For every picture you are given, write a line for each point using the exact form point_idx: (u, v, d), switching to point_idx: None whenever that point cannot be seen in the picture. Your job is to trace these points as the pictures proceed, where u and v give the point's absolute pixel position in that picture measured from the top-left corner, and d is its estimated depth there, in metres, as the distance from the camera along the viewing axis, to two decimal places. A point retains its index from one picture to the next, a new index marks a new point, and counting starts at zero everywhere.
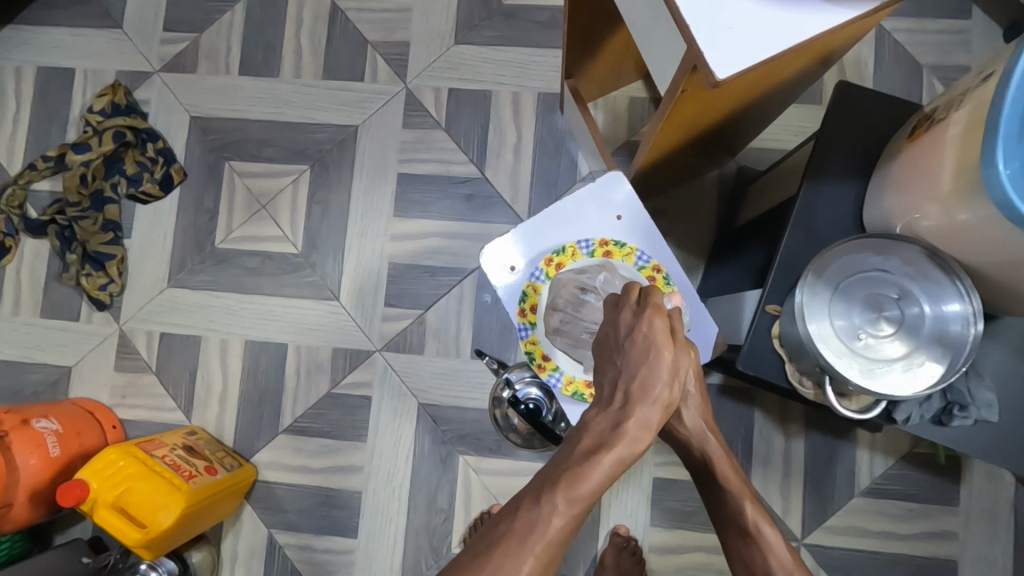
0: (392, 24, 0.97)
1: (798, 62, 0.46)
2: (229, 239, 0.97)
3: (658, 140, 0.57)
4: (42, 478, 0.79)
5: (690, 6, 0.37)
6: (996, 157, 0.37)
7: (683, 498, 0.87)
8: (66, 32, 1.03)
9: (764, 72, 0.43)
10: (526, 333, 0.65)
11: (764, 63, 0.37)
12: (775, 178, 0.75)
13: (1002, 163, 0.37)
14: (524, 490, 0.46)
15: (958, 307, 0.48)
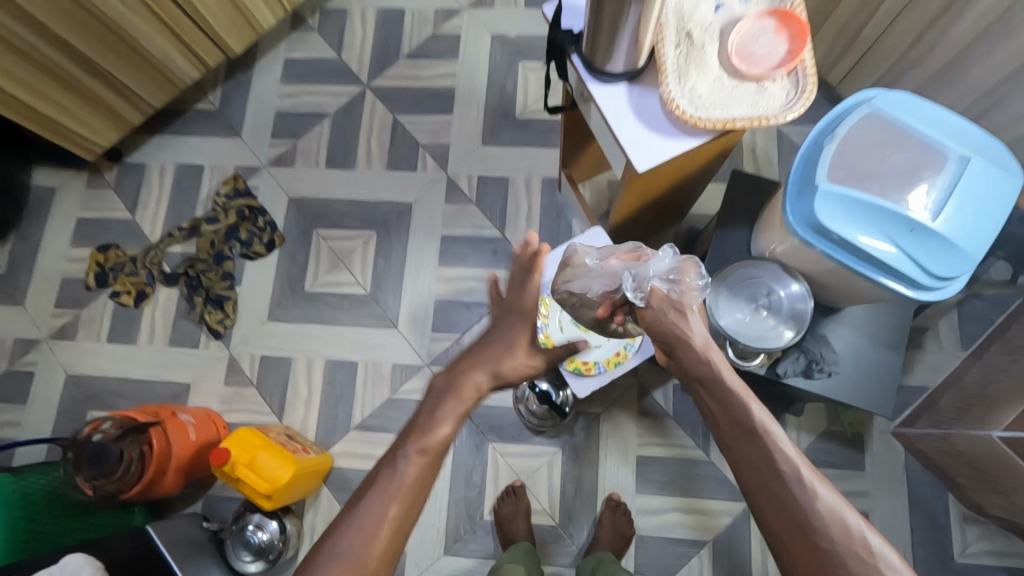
0: (438, 132, 1.37)
1: (701, 155, 0.80)
2: (316, 284, 1.30)
3: (626, 199, 0.90)
4: (183, 456, 1.08)
5: (622, 132, 0.69)
6: (787, 210, 0.72)
7: (661, 470, 1.15)
8: (197, 138, 1.42)
9: (678, 162, 0.77)
10: (542, 330, 0.95)
11: (661, 162, 0.68)
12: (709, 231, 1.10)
13: (790, 213, 0.72)
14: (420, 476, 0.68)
15: (798, 289, 0.81)
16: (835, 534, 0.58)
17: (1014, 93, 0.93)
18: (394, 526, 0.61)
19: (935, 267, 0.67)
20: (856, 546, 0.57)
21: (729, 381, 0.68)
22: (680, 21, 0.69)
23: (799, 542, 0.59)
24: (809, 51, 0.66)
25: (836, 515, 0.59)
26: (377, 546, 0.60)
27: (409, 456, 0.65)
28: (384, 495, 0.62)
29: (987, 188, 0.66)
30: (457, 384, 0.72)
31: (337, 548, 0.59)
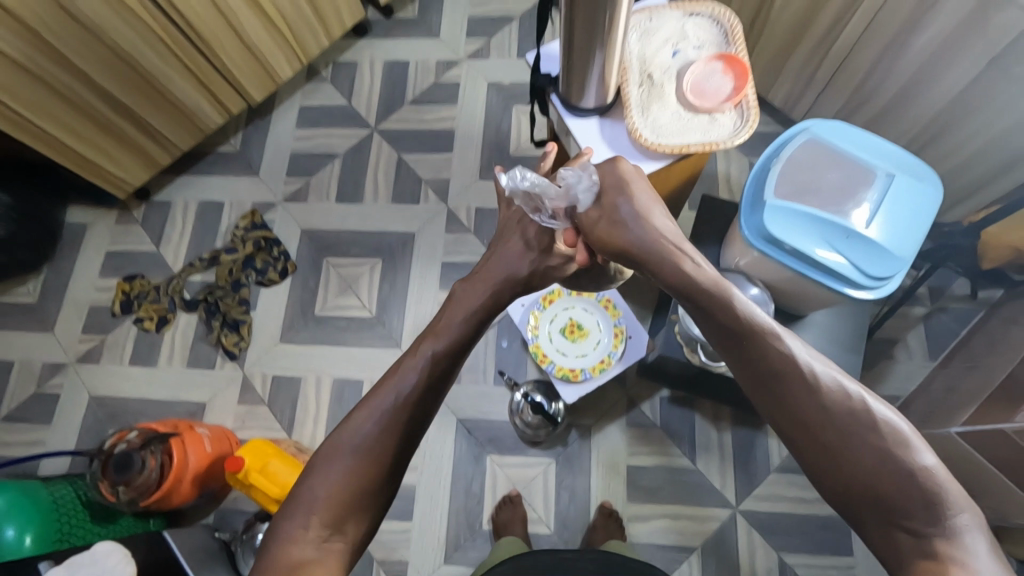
0: (439, 168, 1.49)
1: (671, 178, 0.91)
2: (326, 308, 1.40)
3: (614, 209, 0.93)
4: (200, 467, 1.14)
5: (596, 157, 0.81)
6: (742, 226, 0.82)
7: (650, 478, 1.21)
8: (219, 177, 1.55)
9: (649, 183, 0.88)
10: (532, 341, 1.05)
11: None
12: None
13: (745, 228, 0.82)
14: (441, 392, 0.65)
15: (758, 293, 0.88)
16: (849, 419, 0.54)
17: (948, 127, 1.04)
18: (408, 425, 0.60)
19: (872, 269, 0.76)
20: (870, 426, 0.53)
21: (708, 279, 0.63)
22: (642, 65, 0.82)
23: (817, 428, 0.54)
24: (751, 87, 0.78)
25: (843, 399, 0.55)
26: (389, 441, 0.59)
27: (422, 363, 0.63)
28: (397, 394, 0.61)
29: (911, 202, 0.76)
30: (471, 296, 0.70)
31: (356, 439, 0.58)
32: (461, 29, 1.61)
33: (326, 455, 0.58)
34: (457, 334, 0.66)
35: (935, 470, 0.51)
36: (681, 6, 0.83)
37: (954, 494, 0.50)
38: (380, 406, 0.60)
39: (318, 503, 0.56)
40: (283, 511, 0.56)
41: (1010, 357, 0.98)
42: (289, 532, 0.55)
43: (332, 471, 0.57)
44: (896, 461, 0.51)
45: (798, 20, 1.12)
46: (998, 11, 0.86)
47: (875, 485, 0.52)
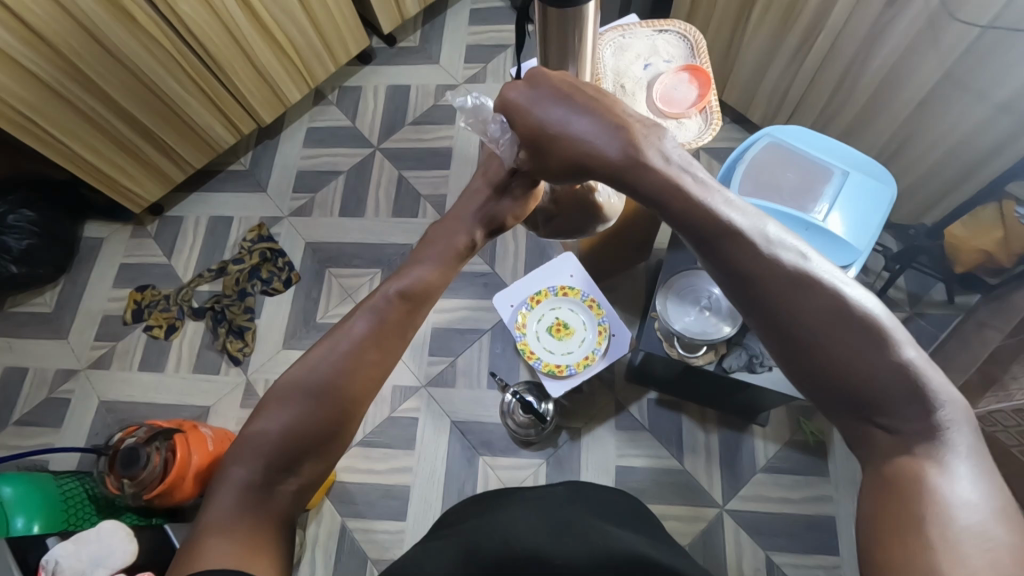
0: (437, 185, 1.57)
1: None
2: (327, 316, 1.46)
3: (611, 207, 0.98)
4: (202, 466, 1.16)
5: None
6: None
7: (638, 479, 1.23)
8: (229, 194, 1.63)
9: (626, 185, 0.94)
10: (520, 339, 1.11)
11: None
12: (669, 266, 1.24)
13: None
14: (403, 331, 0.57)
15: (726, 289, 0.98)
16: (825, 316, 0.41)
17: (911, 136, 1.10)
18: (371, 368, 0.53)
19: (828, 258, 0.81)
20: (852, 317, 0.41)
21: (663, 173, 0.46)
22: (616, 77, 0.89)
23: (786, 326, 0.43)
24: (714, 94, 0.85)
25: (843, 311, 0.41)
26: (353, 384, 0.52)
27: (393, 300, 0.55)
28: (360, 333, 0.53)
29: (865, 197, 0.82)
30: (446, 235, 0.61)
31: (316, 376, 0.51)
32: (458, 56, 1.71)
33: (275, 394, 0.50)
34: (431, 276, 0.58)
35: (914, 362, 0.41)
36: (651, 25, 0.91)
37: (933, 387, 0.41)
38: (340, 345, 0.52)
39: (274, 445, 0.48)
40: (231, 453, 0.49)
41: (980, 353, 1.01)
42: (239, 478, 0.47)
43: (286, 412, 0.49)
44: (878, 356, 0.41)
45: (768, 41, 1.20)
46: (946, 28, 0.93)
47: (846, 385, 0.42)
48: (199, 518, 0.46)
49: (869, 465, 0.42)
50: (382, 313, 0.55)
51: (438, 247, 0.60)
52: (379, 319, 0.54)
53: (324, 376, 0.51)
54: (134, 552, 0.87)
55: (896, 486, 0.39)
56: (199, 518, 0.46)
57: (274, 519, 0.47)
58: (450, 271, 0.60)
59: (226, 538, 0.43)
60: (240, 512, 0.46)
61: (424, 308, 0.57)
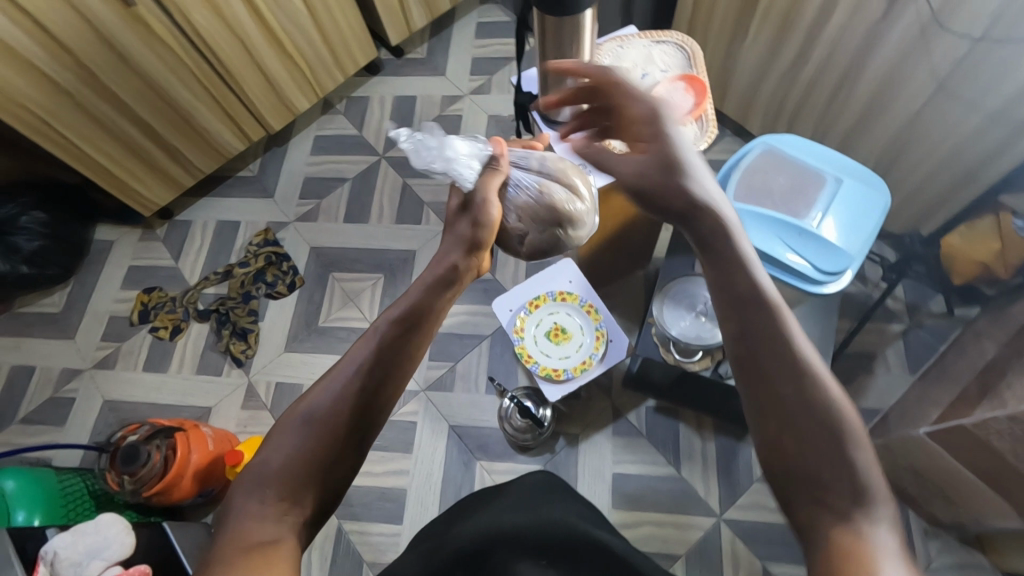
0: (440, 192, 1.60)
1: None
2: (329, 319, 1.48)
3: (605, 216, 1.01)
4: (203, 464, 1.17)
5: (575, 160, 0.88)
6: None
7: (636, 485, 1.23)
8: (236, 199, 1.66)
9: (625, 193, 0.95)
10: (518, 343, 1.13)
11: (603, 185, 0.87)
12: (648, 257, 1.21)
13: None
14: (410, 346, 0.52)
15: None
16: (811, 406, 0.43)
17: (907, 147, 1.12)
18: (376, 391, 0.49)
19: (822, 264, 0.82)
20: (830, 413, 0.43)
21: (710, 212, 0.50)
22: None
23: (767, 405, 0.44)
24: (709, 102, 0.87)
25: (820, 382, 0.44)
26: (358, 408, 0.48)
27: (393, 321, 0.52)
28: (361, 354, 0.50)
29: (857, 202, 0.84)
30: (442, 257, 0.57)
31: (319, 403, 0.47)
32: (464, 67, 1.74)
33: (278, 426, 0.47)
34: (434, 294, 0.55)
35: (870, 474, 0.42)
36: (648, 36, 0.94)
37: (882, 503, 0.41)
38: (343, 371, 0.49)
39: (282, 477, 0.45)
40: (236, 489, 0.45)
41: (976, 362, 1.01)
42: (248, 515, 0.43)
43: (289, 440, 0.46)
44: (840, 455, 0.42)
45: (766, 53, 1.22)
46: (937, 40, 0.95)
47: (801, 458, 0.43)
48: (205, 562, 0.42)
49: (814, 552, 0.40)
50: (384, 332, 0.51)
51: (436, 269, 0.56)
52: (382, 339, 0.50)
53: (328, 402, 0.47)
54: (130, 544, 0.91)
55: (844, 557, 0.38)
56: (205, 562, 0.42)
57: (288, 547, 0.43)
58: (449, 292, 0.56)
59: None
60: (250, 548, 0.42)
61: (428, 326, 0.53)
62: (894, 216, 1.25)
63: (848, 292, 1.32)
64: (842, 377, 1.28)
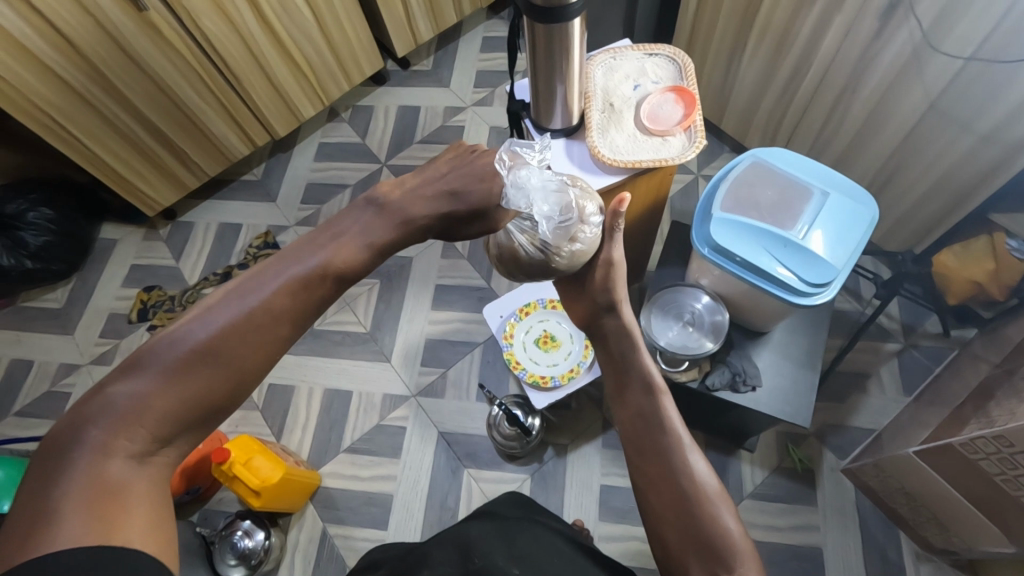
0: None
1: (638, 200, 0.99)
2: (325, 323, 1.46)
3: None
4: (190, 460, 1.18)
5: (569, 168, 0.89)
6: (700, 244, 0.89)
7: (623, 498, 1.22)
8: (240, 202, 1.69)
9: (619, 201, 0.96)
10: (507, 348, 1.16)
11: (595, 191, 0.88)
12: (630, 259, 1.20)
13: (703, 247, 0.89)
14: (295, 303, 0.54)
15: (709, 302, 0.98)
16: (684, 486, 0.59)
17: (901, 166, 1.12)
18: (256, 343, 0.51)
19: (809, 276, 0.82)
20: (698, 491, 0.58)
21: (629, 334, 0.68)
22: (605, 95, 0.93)
23: (653, 487, 0.61)
24: (699, 114, 0.88)
25: (695, 471, 0.60)
26: (228, 357, 0.50)
27: (285, 276, 0.53)
28: (247, 304, 0.51)
29: (843, 216, 0.85)
30: (366, 229, 0.58)
31: (185, 344, 0.49)
32: (468, 81, 1.77)
33: (140, 359, 0.48)
34: (343, 258, 0.56)
35: (732, 535, 0.56)
36: (642, 48, 0.95)
37: (747, 560, 0.55)
38: (222, 317, 0.51)
39: (147, 413, 0.47)
40: (83, 414, 0.46)
41: (968, 383, 1.00)
42: (98, 444, 0.44)
43: (152, 380, 0.47)
44: (705, 522, 0.57)
45: (763, 71, 1.24)
46: (929, 59, 0.96)
47: (686, 527, 0.57)
48: (37, 482, 0.42)
49: None
50: (276, 286, 0.53)
51: (349, 228, 0.57)
52: (271, 292, 0.52)
53: (204, 346, 0.49)
54: None
55: None
56: (36, 483, 0.42)
57: (142, 486, 0.45)
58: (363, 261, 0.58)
59: (84, 505, 0.41)
60: (102, 477, 0.43)
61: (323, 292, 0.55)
62: (890, 235, 1.25)
63: (841, 309, 1.32)
64: (836, 396, 1.26)
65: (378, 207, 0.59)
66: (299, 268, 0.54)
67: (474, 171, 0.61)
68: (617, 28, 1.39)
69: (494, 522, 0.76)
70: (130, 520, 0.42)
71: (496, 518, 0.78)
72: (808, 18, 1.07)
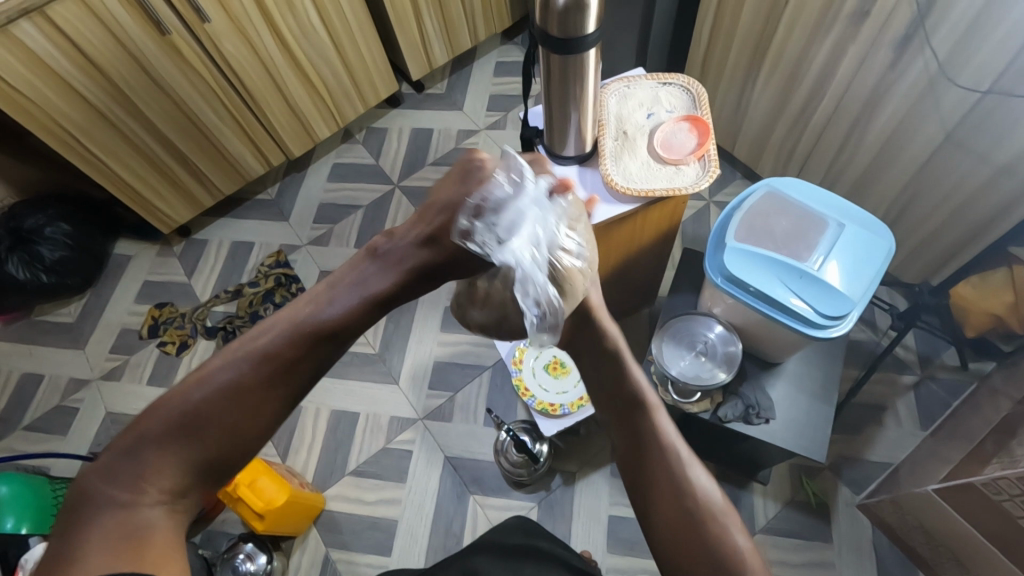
0: None
1: (648, 228, 0.99)
2: None
3: (611, 251, 1.00)
4: None
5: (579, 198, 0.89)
6: (713, 273, 0.89)
7: (631, 529, 1.19)
8: (253, 220, 1.70)
9: (630, 229, 0.95)
10: (515, 374, 1.19)
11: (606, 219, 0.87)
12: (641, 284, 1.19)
13: (716, 277, 0.88)
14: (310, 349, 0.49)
15: (721, 330, 0.96)
16: (694, 502, 0.54)
17: (916, 198, 1.12)
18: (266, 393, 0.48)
19: (824, 308, 0.81)
20: (705, 509, 0.53)
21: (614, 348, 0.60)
22: (619, 123, 0.93)
23: (654, 510, 0.55)
24: (713, 144, 0.87)
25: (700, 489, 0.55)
26: (237, 406, 0.47)
27: (298, 325, 0.49)
28: (254, 356, 0.48)
29: (859, 248, 0.84)
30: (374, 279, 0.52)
31: (196, 397, 0.46)
32: (481, 104, 1.79)
33: (152, 412, 0.46)
34: (344, 308, 0.50)
35: (743, 553, 0.52)
36: (655, 77, 0.96)
37: None
38: (228, 369, 0.47)
39: (160, 466, 0.45)
40: (101, 465, 0.44)
41: (989, 419, 0.97)
42: (115, 496, 0.43)
43: (162, 434, 0.45)
44: (713, 544, 0.52)
45: (776, 99, 1.24)
46: (945, 91, 0.96)
47: (693, 551, 0.52)
48: (66, 530, 0.43)
49: None
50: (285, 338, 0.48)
51: (355, 277, 0.52)
52: (278, 343, 0.48)
53: (206, 401, 0.46)
54: None
55: None
56: (66, 527, 0.43)
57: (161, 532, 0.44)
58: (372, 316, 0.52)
59: (108, 548, 0.41)
60: (124, 522, 0.43)
61: (337, 342, 0.50)
62: (905, 265, 1.23)
63: (856, 340, 1.30)
64: (851, 428, 1.24)
65: (375, 258, 0.53)
66: (313, 318, 0.49)
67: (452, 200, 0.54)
68: (630, 55, 1.40)
69: (499, 553, 0.76)
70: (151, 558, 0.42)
71: (500, 548, 0.78)
72: (822, 49, 1.08)
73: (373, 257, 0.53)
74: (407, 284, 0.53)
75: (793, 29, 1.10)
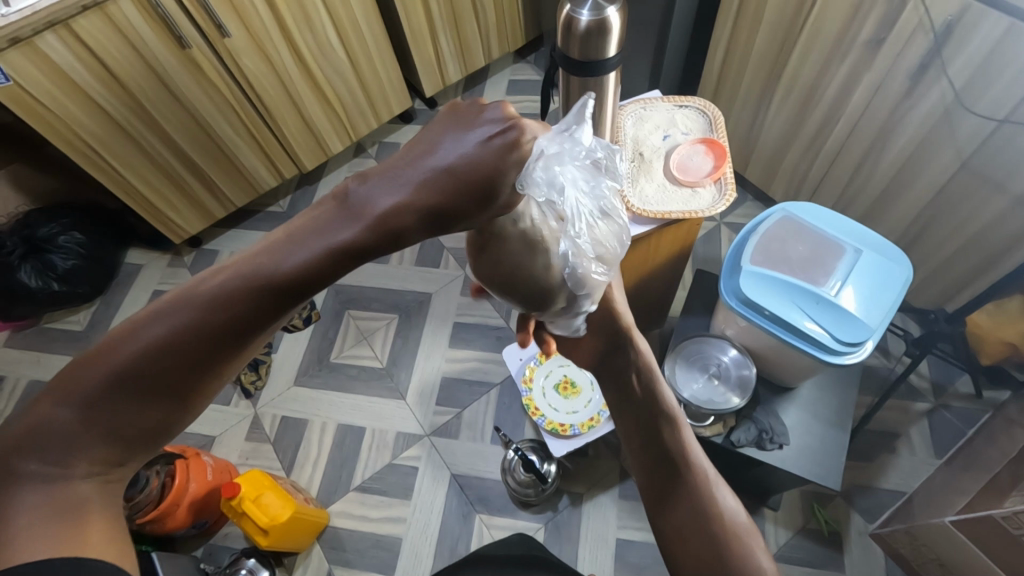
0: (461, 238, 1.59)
1: (662, 249, 0.98)
2: (341, 356, 1.45)
3: (625, 270, 0.99)
4: (198, 496, 1.14)
5: None
6: (726, 296, 0.89)
7: (640, 553, 1.17)
8: (264, 232, 1.71)
9: (643, 250, 0.95)
10: (525, 393, 1.19)
11: None
12: (653, 304, 1.19)
13: (730, 300, 0.88)
14: (274, 303, 0.30)
15: (735, 353, 0.96)
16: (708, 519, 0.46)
17: (931, 224, 1.11)
18: (215, 363, 0.30)
19: (839, 333, 0.80)
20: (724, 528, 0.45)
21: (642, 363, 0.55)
22: (635, 145, 0.94)
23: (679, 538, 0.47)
24: (729, 167, 0.87)
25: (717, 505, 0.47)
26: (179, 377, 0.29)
27: (267, 269, 0.29)
28: (180, 309, 0.28)
29: (877, 274, 0.83)
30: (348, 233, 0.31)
31: (123, 362, 0.28)
32: None
33: (70, 375, 0.29)
34: (315, 250, 0.30)
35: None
36: (671, 100, 0.96)
37: None
38: (162, 326, 0.28)
39: (79, 445, 0.29)
40: (2, 447, 0.29)
41: (1004, 449, 0.95)
42: (38, 474, 0.29)
43: (80, 406, 0.29)
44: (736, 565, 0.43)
45: (789, 122, 1.24)
46: (961, 119, 0.96)
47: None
48: None
49: None
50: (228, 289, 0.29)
51: (340, 218, 0.31)
52: (225, 297, 0.29)
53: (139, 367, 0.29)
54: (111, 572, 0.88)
55: None
56: None
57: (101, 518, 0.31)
58: (352, 264, 0.32)
59: (39, 541, 0.29)
60: (53, 512, 0.29)
61: (312, 294, 0.31)
62: (919, 290, 1.23)
63: (869, 365, 1.29)
64: (863, 455, 1.22)
65: (354, 207, 0.32)
66: (284, 262, 0.30)
67: (447, 160, 0.33)
68: (642, 77, 1.41)
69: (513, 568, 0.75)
70: (94, 550, 0.30)
71: (513, 564, 0.76)
72: (837, 74, 1.09)
73: (350, 205, 0.32)
74: (395, 236, 0.32)
75: (808, 54, 1.11)
